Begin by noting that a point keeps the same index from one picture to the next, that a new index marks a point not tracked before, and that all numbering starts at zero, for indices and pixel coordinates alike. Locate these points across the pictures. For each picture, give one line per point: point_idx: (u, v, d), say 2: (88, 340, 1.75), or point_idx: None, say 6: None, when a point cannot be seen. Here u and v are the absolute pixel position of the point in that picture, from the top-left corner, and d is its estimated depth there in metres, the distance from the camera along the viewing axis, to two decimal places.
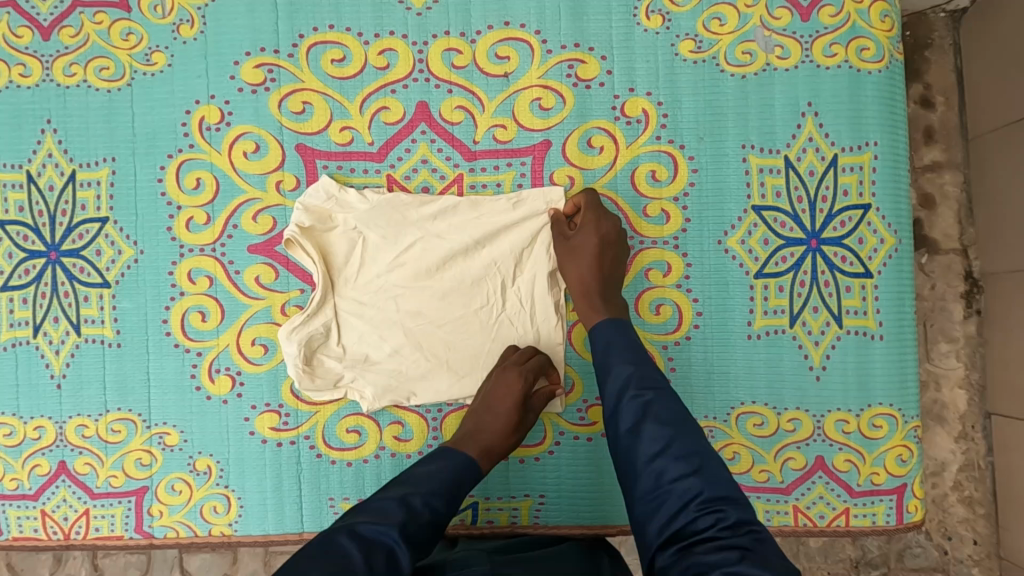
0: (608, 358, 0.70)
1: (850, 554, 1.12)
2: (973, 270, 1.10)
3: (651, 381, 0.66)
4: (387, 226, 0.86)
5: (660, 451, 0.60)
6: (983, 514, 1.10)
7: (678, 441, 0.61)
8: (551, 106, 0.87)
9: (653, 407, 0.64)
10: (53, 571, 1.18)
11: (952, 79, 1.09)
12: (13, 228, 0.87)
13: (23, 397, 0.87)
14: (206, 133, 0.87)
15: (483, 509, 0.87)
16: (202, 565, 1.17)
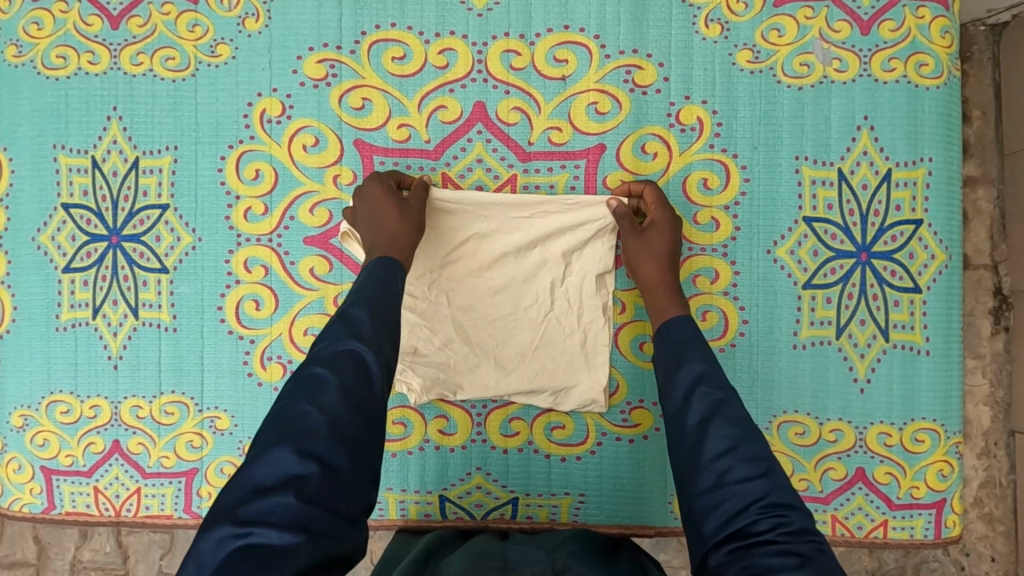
0: (676, 352, 0.71)
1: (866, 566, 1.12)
2: (1002, 286, 1.09)
3: (721, 382, 0.67)
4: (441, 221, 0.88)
5: (727, 450, 0.61)
6: (1002, 532, 1.10)
7: (744, 443, 0.61)
8: (608, 110, 0.88)
9: (722, 408, 0.64)
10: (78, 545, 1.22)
11: (990, 93, 1.08)
12: (77, 211, 0.89)
13: (81, 374, 0.90)
14: (267, 125, 0.89)
15: (524, 504, 0.90)
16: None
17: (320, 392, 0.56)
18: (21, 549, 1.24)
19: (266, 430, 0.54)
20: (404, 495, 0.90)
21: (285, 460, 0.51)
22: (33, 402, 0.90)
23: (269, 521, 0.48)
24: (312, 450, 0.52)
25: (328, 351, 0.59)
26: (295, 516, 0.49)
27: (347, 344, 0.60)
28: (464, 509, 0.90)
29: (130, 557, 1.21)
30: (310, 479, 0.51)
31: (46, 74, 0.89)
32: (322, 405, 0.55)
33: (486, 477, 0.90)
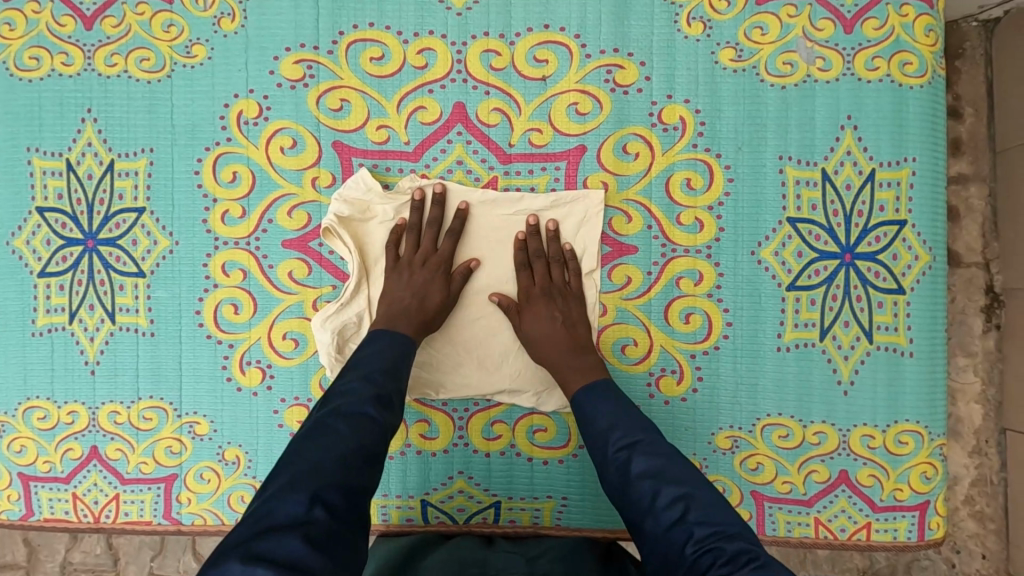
0: (584, 414, 0.74)
1: (858, 564, 1.12)
2: (994, 285, 1.09)
3: (633, 430, 0.69)
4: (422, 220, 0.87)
5: (650, 504, 0.63)
6: (994, 529, 1.10)
7: (664, 488, 0.63)
8: (589, 111, 0.87)
9: (636, 456, 0.66)
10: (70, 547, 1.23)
11: (983, 91, 1.07)
12: (52, 215, 0.88)
13: (57, 380, 0.89)
14: (244, 127, 0.87)
15: (506, 508, 0.89)
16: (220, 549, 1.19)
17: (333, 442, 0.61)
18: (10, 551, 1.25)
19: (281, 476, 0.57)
20: (386, 500, 0.89)
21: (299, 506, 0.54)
22: (10, 409, 0.89)
23: (273, 557, 0.50)
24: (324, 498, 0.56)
25: (347, 407, 0.64)
26: (301, 554, 0.50)
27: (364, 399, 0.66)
28: (446, 513, 0.89)
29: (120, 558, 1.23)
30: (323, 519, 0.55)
31: (19, 75, 0.88)
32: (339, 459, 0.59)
33: (468, 481, 0.89)
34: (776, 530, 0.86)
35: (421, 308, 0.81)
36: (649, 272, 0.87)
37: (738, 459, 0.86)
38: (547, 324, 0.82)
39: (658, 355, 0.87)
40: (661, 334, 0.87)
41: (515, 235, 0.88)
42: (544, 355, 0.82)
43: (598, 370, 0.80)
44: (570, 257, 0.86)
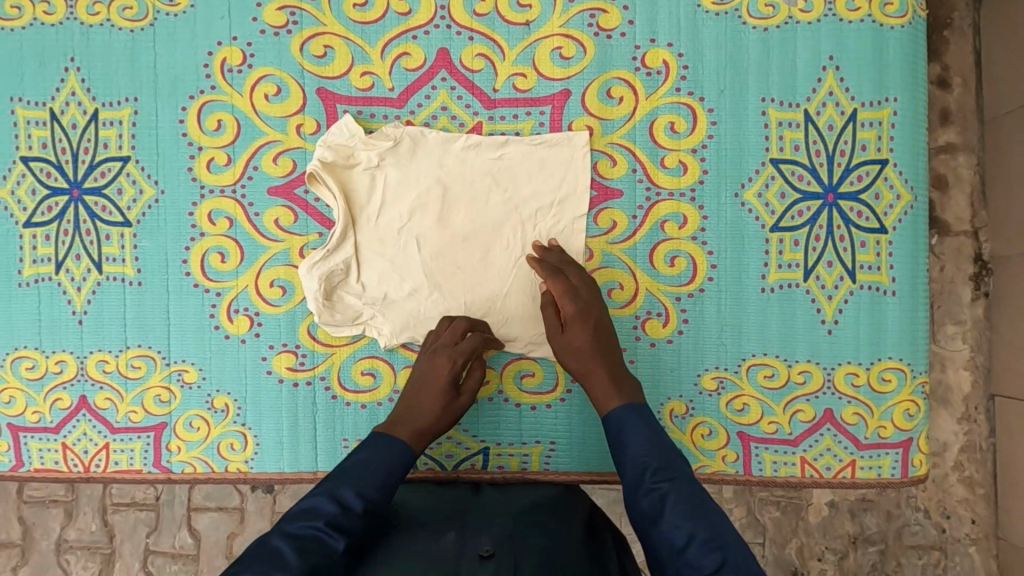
0: (628, 445, 0.71)
1: (849, 530, 1.17)
2: (983, 253, 1.11)
3: (669, 471, 0.67)
4: (408, 166, 0.87)
5: (683, 545, 0.61)
6: (983, 495, 1.14)
7: (699, 534, 0.61)
8: (572, 55, 0.87)
9: (673, 495, 0.64)
10: (65, 523, 1.41)
11: (971, 61, 1.09)
12: (36, 164, 0.88)
13: (45, 331, 0.89)
14: (228, 75, 0.87)
15: (495, 454, 0.90)
16: (210, 523, 1.40)
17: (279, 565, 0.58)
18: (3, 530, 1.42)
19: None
20: None
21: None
22: None
23: None
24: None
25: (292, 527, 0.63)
26: None
27: (315, 522, 0.64)
28: (435, 460, 0.90)
29: (115, 535, 1.40)
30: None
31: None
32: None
33: (457, 427, 0.90)
34: (763, 470, 0.87)
35: (414, 411, 0.80)
36: (633, 217, 0.88)
37: (724, 400, 0.87)
38: (586, 333, 0.79)
39: (644, 299, 0.88)
40: (646, 277, 0.88)
41: (499, 180, 0.88)
42: (587, 369, 0.79)
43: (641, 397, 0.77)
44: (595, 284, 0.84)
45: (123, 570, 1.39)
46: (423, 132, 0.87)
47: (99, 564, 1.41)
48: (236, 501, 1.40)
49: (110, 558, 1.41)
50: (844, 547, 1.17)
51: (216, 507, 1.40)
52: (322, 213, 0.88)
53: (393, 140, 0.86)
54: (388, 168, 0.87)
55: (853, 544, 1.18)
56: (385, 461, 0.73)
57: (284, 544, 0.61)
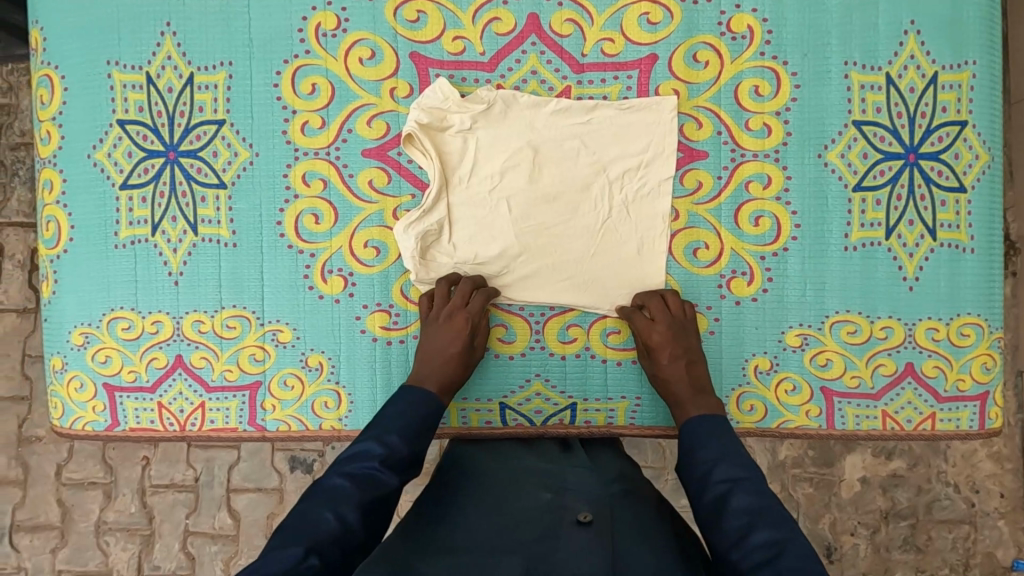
0: (698, 447, 0.76)
1: (880, 505, 1.35)
2: None
3: (734, 471, 0.72)
4: (500, 129, 0.89)
5: (742, 538, 0.65)
6: (1011, 468, 1.34)
7: (759, 526, 0.65)
8: (659, 20, 0.89)
9: (738, 492, 0.69)
10: (104, 505, 1.44)
11: None
12: (132, 127, 0.89)
13: (141, 292, 0.90)
14: (322, 39, 0.89)
15: (582, 409, 0.92)
16: (248, 504, 1.44)
17: (341, 502, 0.67)
18: (44, 513, 1.45)
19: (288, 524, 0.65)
20: (466, 404, 0.92)
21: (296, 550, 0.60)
22: (93, 320, 0.91)
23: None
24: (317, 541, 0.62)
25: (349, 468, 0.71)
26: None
27: (369, 462, 0.71)
28: (524, 416, 0.92)
29: (156, 516, 1.44)
30: (323, 538, 0.62)
31: None
32: (339, 511, 0.65)
33: (545, 383, 0.92)
34: (845, 423, 0.90)
35: (444, 364, 0.84)
36: (718, 177, 0.90)
37: (808, 356, 0.90)
38: (675, 362, 0.85)
39: (729, 258, 0.90)
40: (731, 236, 0.90)
41: (587, 143, 0.90)
42: (671, 390, 0.85)
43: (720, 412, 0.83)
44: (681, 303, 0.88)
45: (164, 549, 1.44)
46: (516, 95, 0.89)
47: (139, 545, 1.44)
48: (275, 482, 1.44)
49: (150, 538, 1.44)
50: (875, 522, 1.35)
51: (256, 488, 1.44)
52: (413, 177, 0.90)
53: (487, 103, 0.88)
54: (480, 131, 0.89)
55: (884, 518, 1.36)
56: (421, 412, 0.79)
57: (341, 482, 0.69)
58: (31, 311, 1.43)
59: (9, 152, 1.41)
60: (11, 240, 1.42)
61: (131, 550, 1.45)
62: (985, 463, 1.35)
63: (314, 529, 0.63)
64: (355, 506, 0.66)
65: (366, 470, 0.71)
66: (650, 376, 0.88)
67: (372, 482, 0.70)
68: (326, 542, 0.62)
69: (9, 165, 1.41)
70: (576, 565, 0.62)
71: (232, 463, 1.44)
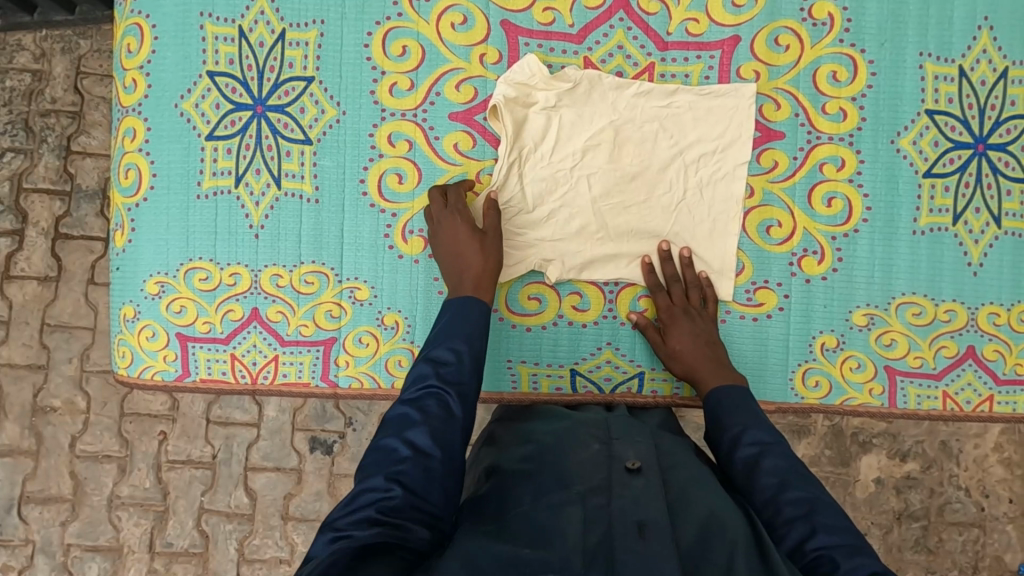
0: (722, 418, 0.79)
1: (894, 506, 1.37)
2: None
3: (762, 438, 0.74)
4: (580, 107, 0.91)
5: (775, 495, 0.69)
6: (1020, 475, 1.38)
7: (791, 488, 0.69)
8: (743, 3, 0.92)
9: (769, 452, 0.73)
10: (119, 478, 1.40)
11: None
12: (221, 79, 0.90)
13: (221, 242, 0.91)
14: (415, 3, 0.90)
15: (649, 378, 0.94)
16: (267, 483, 1.39)
17: (408, 429, 0.67)
18: (55, 485, 1.40)
19: (365, 461, 0.66)
20: (537, 368, 0.93)
21: (377, 484, 0.63)
22: (170, 270, 0.91)
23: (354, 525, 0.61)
24: (399, 477, 0.64)
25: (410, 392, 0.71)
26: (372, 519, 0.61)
27: (429, 383, 0.71)
28: (594, 383, 0.93)
29: (170, 492, 1.40)
30: (405, 468, 0.64)
31: None
32: (407, 439, 0.66)
33: (615, 352, 0.93)
34: (907, 403, 0.92)
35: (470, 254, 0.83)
36: (794, 158, 0.92)
37: (873, 335, 0.92)
38: (691, 337, 0.87)
39: (801, 237, 0.93)
40: (804, 216, 0.92)
41: (667, 127, 0.92)
42: (693, 366, 0.86)
43: (742, 382, 0.85)
44: (707, 284, 0.92)
45: (178, 526, 1.40)
46: (600, 76, 0.91)
47: (152, 521, 1.40)
48: (294, 462, 1.40)
49: (164, 515, 1.40)
50: (889, 522, 1.37)
51: (275, 467, 1.39)
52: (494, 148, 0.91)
53: (573, 82, 0.90)
54: (563, 110, 0.91)
55: (898, 519, 1.38)
56: (468, 314, 0.78)
57: (409, 409, 0.69)
58: (53, 279, 1.39)
59: (39, 118, 1.39)
60: (35, 207, 1.39)
61: (143, 527, 1.40)
62: (996, 468, 1.38)
63: (389, 463, 0.65)
64: (424, 431, 0.67)
65: (430, 391, 0.71)
66: (668, 357, 0.89)
67: (438, 403, 0.70)
68: (406, 470, 0.64)
69: (37, 131, 1.39)
70: (636, 514, 0.65)
71: (251, 441, 1.40)
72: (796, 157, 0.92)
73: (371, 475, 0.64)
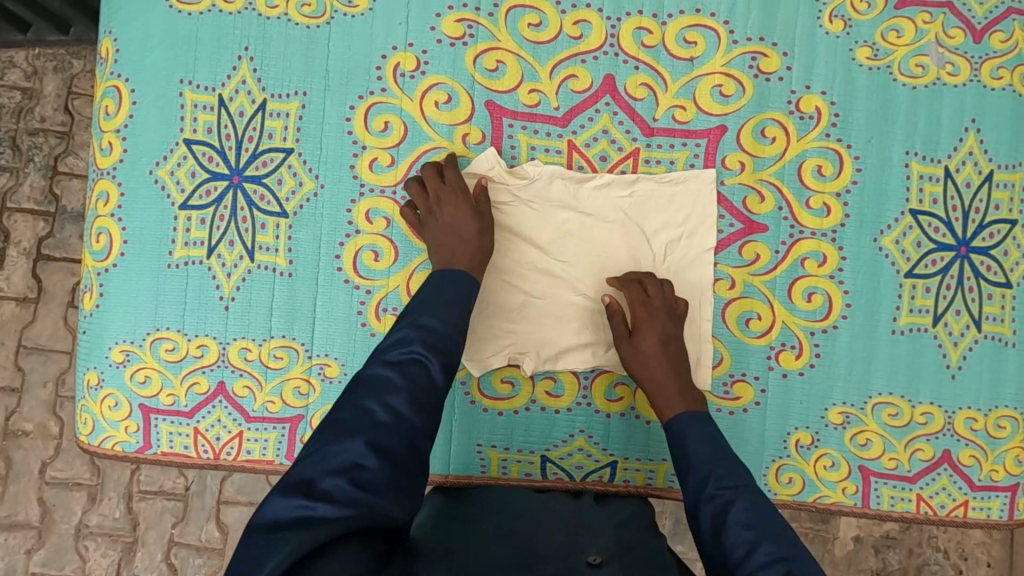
0: None
1: (872, 565, 1.35)
2: None
3: (730, 483, 0.72)
4: (553, 199, 0.90)
5: (746, 553, 0.64)
6: (999, 539, 1.37)
7: (762, 545, 0.64)
8: (731, 93, 0.91)
9: (762, 545, 0.64)
10: (87, 508, 1.36)
11: None
12: (198, 148, 0.88)
13: (189, 313, 0.89)
14: (400, 79, 0.89)
15: (622, 467, 0.92)
16: (238, 519, 1.36)
17: (389, 394, 0.64)
18: (23, 511, 1.37)
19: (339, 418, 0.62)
20: (507, 454, 0.91)
21: (355, 449, 0.59)
22: (136, 338, 0.89)
23: (326, 500, 0.55)
24: (379, 444, 0.60)
25: (395, 354, 0.69)
26: (351, 497, 0.56)
27: (413, 348, 0.69)
28: (565, 470, 0.92)
29: (140, 523, 1.36)
30: (383, 433, 0.61)
31: (178, 8, 0.88)
32: (386, 403, 0.63)
33: (587, 440, 0.91)
34: (880, 504, 0.91)
35: (464, 242, 0.83)
36: (776, 251, 0.91)
37: (848, 434, 0.91)
38: (662, 367, 0.85)
39: (780, 331, 0.91)
40: (784, 310, 0.91)
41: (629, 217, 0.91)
42: (655, 406, 0.84)
43: None
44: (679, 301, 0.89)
45: (146, 558, 1.36)
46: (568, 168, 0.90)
47: (119, 552, 1.36)
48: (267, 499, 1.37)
49: (132, 546, 1.36)
50: None
51: (248, 502, 1.36)
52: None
53: (530, 179, 0.90)
54: (529, 204, 0.90)
55: None
56: (451, 288, 0.78)
57: (391, 372, 0.66)
58: (32, 300, 1.36)
59: (27, 136, 1.36)
60: (18, 226, 1.36)
61: (111, 557, 1.36)
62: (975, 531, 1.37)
63: (369, 424, 0.61)
64: (404, 397, 0.64)
65: (413, 356, 0.69)
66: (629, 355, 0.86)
67: (420, 369, 0.68)
68: (385, 434, 0.61)
69: (24, 150, 1.36)
70: None
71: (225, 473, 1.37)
72: (779, 251, 0.91)
73: (350, 436, 0.60)
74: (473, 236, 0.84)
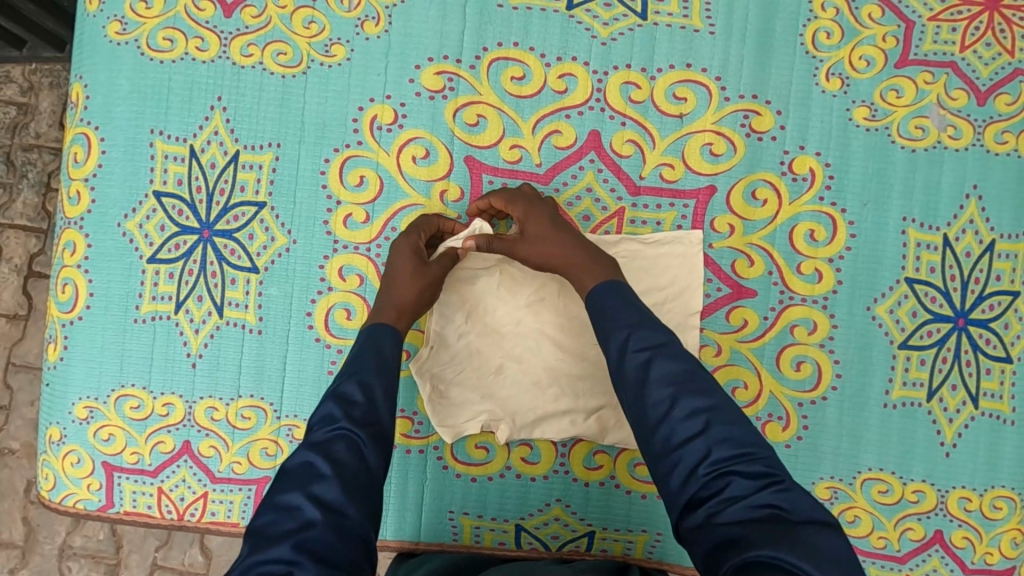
0: None
1: None
2: None
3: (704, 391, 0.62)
4: None
5: (668, 411, 0.61)
6: None
7: (684, 399, 0.61)
8: (722, 152, 0.88)
9: (683, 399, 0.61)
10: (69, 531, 1.21)
11: None
12: (168, 200, 0.86)
13: (156, 369, 0.86)
14: (377, 132, 0.86)
15: (599, 538, 0.88)
16: None
17: (314, 483, 0.57)
18: (5, 530, 1.21)
19: (257, 523, 0.55)
20: (480, 522, 0.88)
21: (281, 555, 0.51)
22: (100, 395, 0.86)
23: None
24: (307, 546, 0.52)
25: (319, 437, 0.62)
26: None
27: (339, 426, 0.63)
28: (540, 540, 0.88)
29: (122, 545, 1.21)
30: (313, 532, 0.53)
31: (151, 55, 0.86)
32: (313, 495, 0.56)
33: (564, 509, 0.88)
34: None
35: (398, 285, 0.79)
36: (764, 318, 0.88)
37: (836, 511, 0.87)
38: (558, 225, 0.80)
39: (767, 401, 0.88)
40: (771, 379, 0.88)
41: None
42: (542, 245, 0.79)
43: None
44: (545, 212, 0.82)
45: None
46: None
47: None
48: None
49: (114, 569, 1.21)
50: None
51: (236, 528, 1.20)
52: (443, 292, 0.87)
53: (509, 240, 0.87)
54: (505, 266, 0.87)
55: None
56: (384, 351, 0.72)
57: (314, 456, 0.60)
58: (22, 318, 1.20)
59: (20, 152, 1.19)
60: (8, 243, 1.20)
61: None
62: None
63: (294, 526, 0.53)
64: (333, 482, 0.57)
65: (339, 434, 0.62)
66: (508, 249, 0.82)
67: (349, 449, 0.61)
68: (314, 531, 0.53)
69: (17, 166, 1.19)
70: None
71: None
72: (768, 317, 0.88)
73: (274, 542, 0.52)
74: (404, 270, 0.79)
